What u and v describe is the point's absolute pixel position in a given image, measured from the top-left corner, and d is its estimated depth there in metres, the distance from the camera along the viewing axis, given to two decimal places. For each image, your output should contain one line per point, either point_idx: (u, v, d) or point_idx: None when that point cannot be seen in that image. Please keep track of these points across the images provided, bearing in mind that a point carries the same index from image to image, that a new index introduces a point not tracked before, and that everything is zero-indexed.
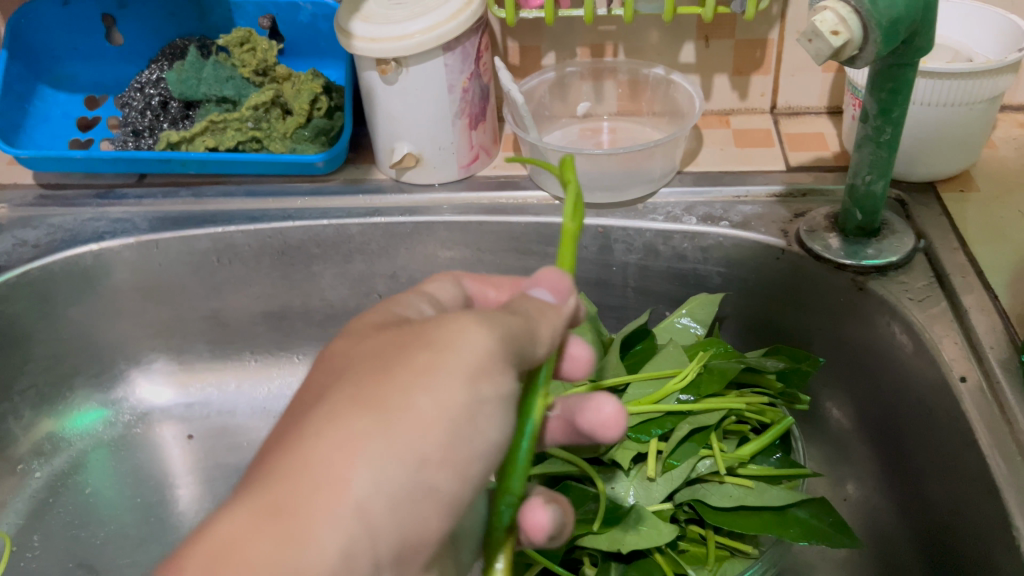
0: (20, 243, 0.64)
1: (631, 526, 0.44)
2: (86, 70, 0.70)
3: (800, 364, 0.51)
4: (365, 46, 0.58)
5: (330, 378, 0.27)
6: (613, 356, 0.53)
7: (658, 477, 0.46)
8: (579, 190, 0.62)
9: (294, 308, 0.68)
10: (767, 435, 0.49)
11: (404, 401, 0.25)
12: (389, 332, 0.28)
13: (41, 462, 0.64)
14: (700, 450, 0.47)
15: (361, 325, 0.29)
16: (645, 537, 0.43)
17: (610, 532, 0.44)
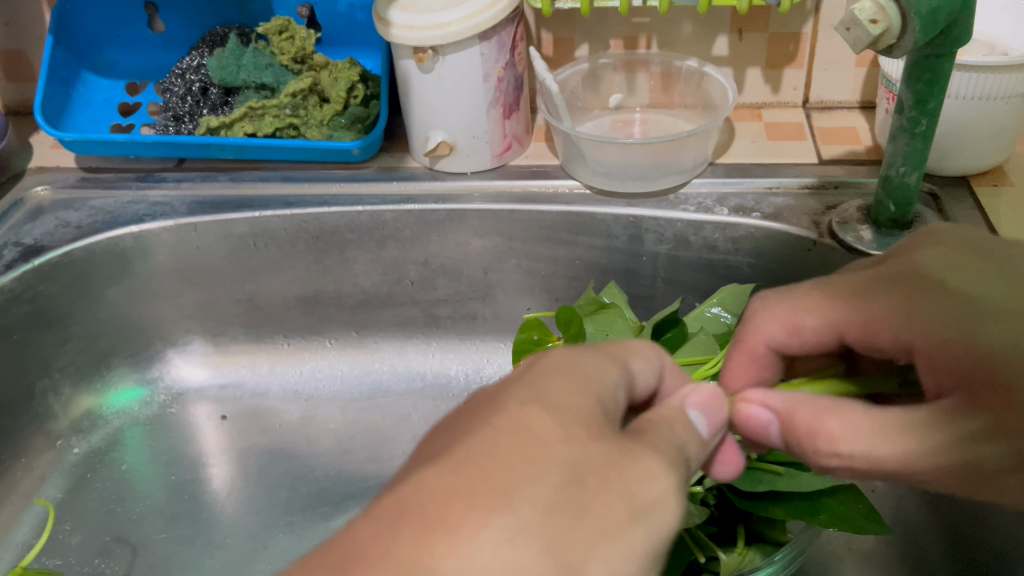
0: (62, 224, 0.66)
1: None
2: (127, 57, 0.72)
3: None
4: (403, 34, 0.59)
5: (528, 457, 0.25)
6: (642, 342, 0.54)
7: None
8: (611, 180, 0.63)
9: (327, 293, 0.69)
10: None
11: (586, 560, 0.24)
12: (598, 453, 0.26)
13: (79, 439, 0.66)
14: None
15: (572, 407, 0.28)
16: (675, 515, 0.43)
17: None
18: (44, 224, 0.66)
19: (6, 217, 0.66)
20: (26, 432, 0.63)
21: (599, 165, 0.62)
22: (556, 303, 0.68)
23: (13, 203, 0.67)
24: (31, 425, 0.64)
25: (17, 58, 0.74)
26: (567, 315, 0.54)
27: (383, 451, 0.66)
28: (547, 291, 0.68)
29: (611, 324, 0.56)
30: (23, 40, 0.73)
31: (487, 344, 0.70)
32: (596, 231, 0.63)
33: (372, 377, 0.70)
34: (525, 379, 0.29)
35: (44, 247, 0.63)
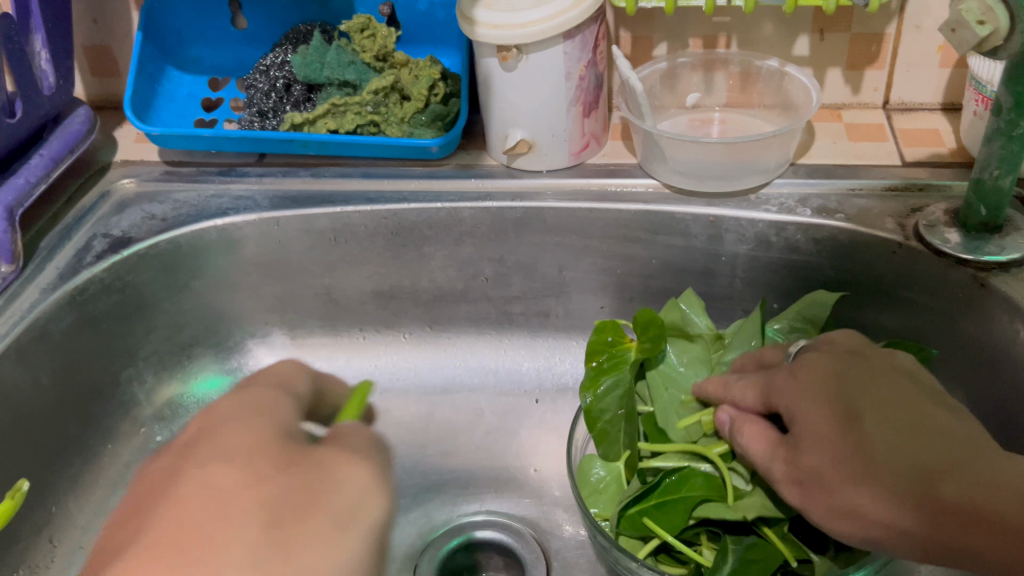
0: (148, 216, 0.67)
1: (755, 498, 0.46)
2: (211, 53, 0.73)
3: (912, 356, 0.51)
4: (490, 33, 0.59)
5: (209, 509, 0.35)
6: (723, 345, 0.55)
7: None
8: (691, 179, 0.63)
9: (403, 288, 0.70)
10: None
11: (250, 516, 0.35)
12: (288, 480, 0.37)
13: (162, 427, 0.67)
14: None
15: (235, 444, 0.39)
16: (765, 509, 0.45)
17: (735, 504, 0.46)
18: (130, 216, 0.67)
19: (93, 208, 0.68)
20: (113, 419, 0.65)
21: (679, 164, 0.62)
22: (630, 302, 0.68)
23: (100, 195, 0.69)
24: (117, 412, 0.65)
25: (103, 53, 0.75)
26: (644, 319, 0.55)
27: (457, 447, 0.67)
28: (622, 289, 0.68)
29: (687, 329, 0.57)
30: (110, 36, 0.74)
31: (560, 341, 0.71)
32: (674, 231, 0.64)
33: (446, 371, 0.71)
34: (199, 443, 0.40)
35: (133, 239, 0.65)
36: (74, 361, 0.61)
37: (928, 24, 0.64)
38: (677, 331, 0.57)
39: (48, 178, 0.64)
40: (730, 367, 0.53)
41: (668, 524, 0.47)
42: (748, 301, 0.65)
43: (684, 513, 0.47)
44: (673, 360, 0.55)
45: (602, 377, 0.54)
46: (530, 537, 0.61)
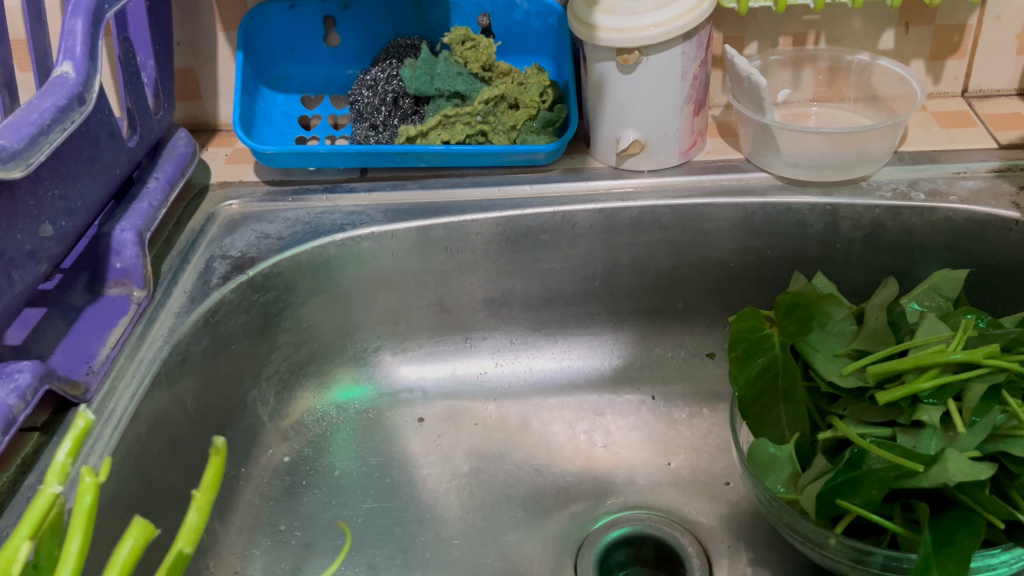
0: (263, 236, 0.67)
1: (949, 464, 0.47)
2: (303, 72, 0.73)
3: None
4: (613, 37, 0.61)
5: None
6: (874, 327, 0.55)
7: (965, 430, 0.49)
8: (805, 170, 0.65)
9: (515, 294, 0.70)
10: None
11: None
12: None
13: (289, 447, 0.67)
14: (995, 405, 0.49)
15: None
16: (967, 473, 0.46)
17: (929, 472, 0.47)
18: (243, 236, 0.67)
19: (204, 231, 0.67)
20: (244, 442, 0.64)
21: (792, 157, 0.65)
22: (742, 294, 0.70)
23: (206, 217, 0.68)
24: (246, 434, 0.65)
25: (188, 76, 0.75)
26: (788, 303, 0.56)
27: (588, 452, 0.67)
28: (734, 282, 0.69)
29: (831, 315, 0.57)
30: (196, 58, 0.74)
31: (668, 338, 0.72)
32: (790, 222, 0.66)
33: (558, 374, 0.72)
34: None
35: (255, 258, 0.64)
36: (210, 383, 0.61)
37: (1009, 13, 0.68)
38: (821, 317, 0.57)
39: (166, 202, 0.63)
40: (882, 343, 0.54)
41: (861, 501, 0.48)
42: (859, 286, 0.67)
43: (880, 488, 0.47)
44: (820, 343, 0.56)
45: (755, 359, 0.56)
46: (680, 525, 0.62)
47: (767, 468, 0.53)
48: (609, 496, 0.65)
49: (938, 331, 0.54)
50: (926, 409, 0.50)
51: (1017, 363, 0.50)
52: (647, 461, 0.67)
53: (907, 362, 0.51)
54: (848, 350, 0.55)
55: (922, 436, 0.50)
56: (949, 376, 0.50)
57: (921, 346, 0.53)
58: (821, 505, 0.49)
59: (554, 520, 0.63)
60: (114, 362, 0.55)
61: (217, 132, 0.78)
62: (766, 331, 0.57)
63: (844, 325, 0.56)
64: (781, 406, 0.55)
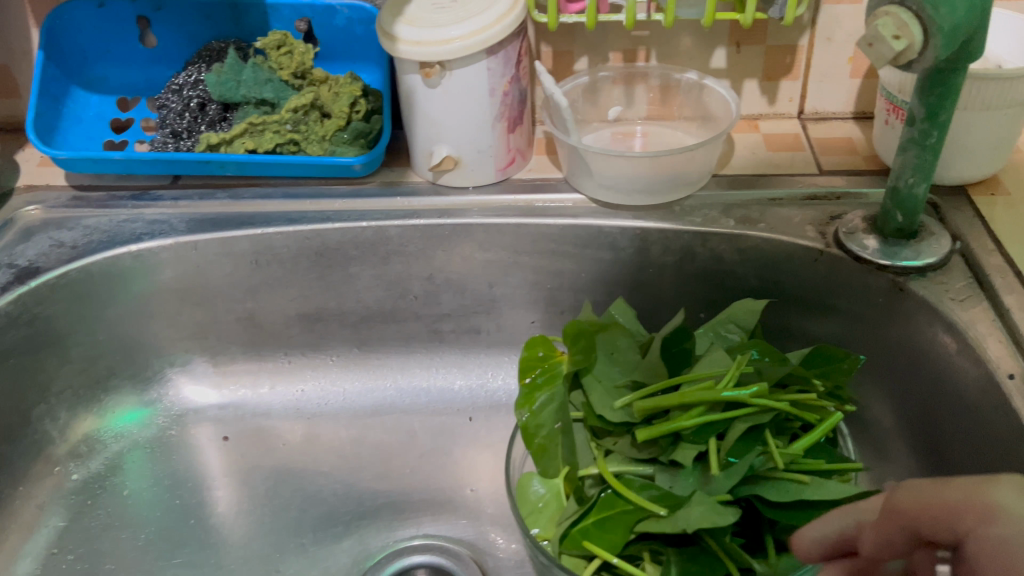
0: (56, 244, 0.64)
1: (691, 509, 0.45)
2: (118, 73, 0.70)
3: (840, 363, 0.52)
4: (411, 49, 0.59)
5: None
6: (652, 357, 0.52)
7: (720, 473, 0.47)
8: (617, 194, 0.63)
9: (329, 310, 0.68)
10: (815, 433, 0.49)
11: None
12: None
13: (78, 465, 0.64)
14: (755, 446, 0.48)
15: None
16: (709, 522, 0.44)
17: (672, 516, 0.45)
18: (37, 244, 0.64)
19: None
20: (25, 460, 0.62)
21: (604, 178, 0.63)
22: (562, 315, 0.68)
23: (3, 223, 0.66)
24: (28, 452, 0.62)
25: (3, 73, 0.72)
26: (576, 330, 0.53)
27: (393, 474, 0.65)
28: (553, 303, 0.67)
29: (616, 343, 0.53)
30: (10, 55, 0.71)
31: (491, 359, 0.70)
32: (600, 244, 0.64)
33: (377, 394, 0.70)
34: None
35: (40, 268, 0.62)
36: None
37: (839, 36, 0.67)
38: (606, 345, 0.54)
39: None
40: (658, 377, 0.51)
41: (607, 544, 0.46)
42: (676, 312, 0.66)
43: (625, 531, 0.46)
44: (602, 374, 0.53)
45: (535, 393, 0.53)
46: (469, 557, 0.60)
47: (535, 506, 0.51)
48: (404, 522, 0.62)
49: (717, 364, 0.51)
50: (684, 449, 0.48)
51: (782, 404, 0.48)
52: (448, 488, 0.64)
53: (672, 399, 0.49)
54: (626, 381, 0.53)
55: (679, 476, 0.48)
56: (713, 415, 0.48)
57: (694, 380, 0.50)
58: (569, 546, 0.47)
59: (343, 545, 0.60)
60: None
61: None
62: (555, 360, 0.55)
63: (629, 354, 0.53)
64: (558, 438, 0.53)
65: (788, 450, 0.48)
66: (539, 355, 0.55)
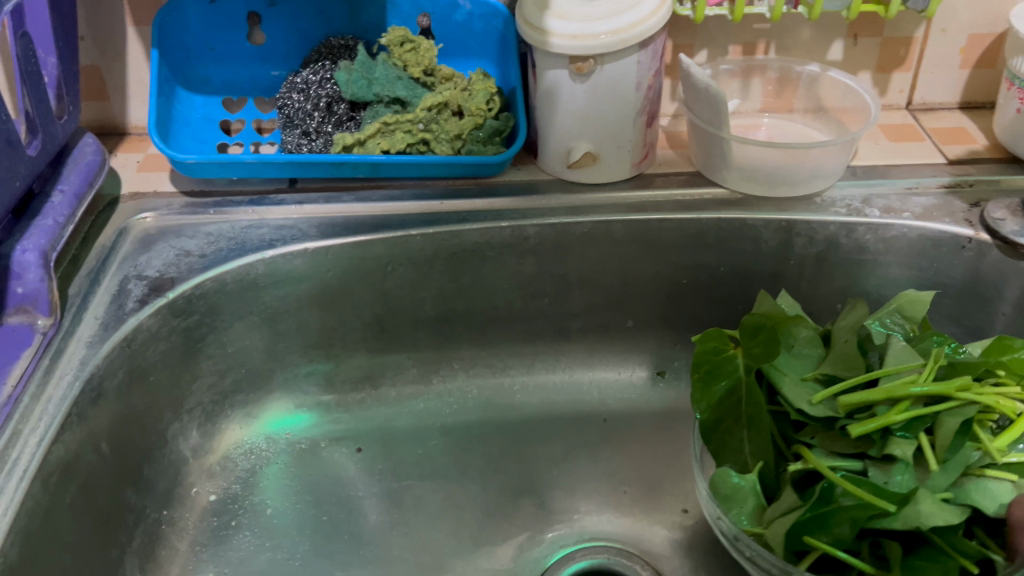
0: (182, 253, 0.61)
1: (922, 506, 0.43)
2: (222, 73, 0.67)
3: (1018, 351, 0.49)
4: (567, 43, 0.57)
5: None
6: (845, 348, 0.51)
7: (938, 468, 0.45)
8: (759, 185, 0.63)
9: (459, 313, 0.66)
10: (1020, 426, 0.46)
11: None
12: None
13: (214, 485, 0.61)
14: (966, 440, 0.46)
15: None
16: (941, 518, 0.43)
17: (901, 513, 0.43)
18: (161, 254, 0.61)
19: (115, 248, 0.61)
20: (165, 482, 0.58)
21: (747, 171, 0.63)
22: (695, 310, 0.68)
23: (118, 233, 0.62)
24: (167, 474, 0.59)
25: (93, 75, 0.68)
26: (755, 323, 0.51)
27: (540, 479, 0.64)
28: (688, 298, 0.67)
29: (796, 337, 0.52)
30: (103, 55, 0.67)
31: (618, 356, 0.70)
32: (743, 237, 0.63)
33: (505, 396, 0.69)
34: None
35: (175, 279, 0.58)
36: (127, 422, 0.55)
37: (954, 28, 0.67)
38: (786, 339, 0.52)
39: (74, 218, 0.57)
40: (853, 367, 0.50)
41: (833, 540, 0.45)
42: (812, 302, 0.66)
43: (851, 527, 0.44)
44: (787, 366, 0.51)
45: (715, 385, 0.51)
46: (640, 557, 0.59)
47: (728, 501, 0.49)
48: (562, 526, 0.61)
49: (906, 359, 0.49)
50: (897, 443, 0.46)
51: (989, 398, 0.46)
52: (597, 490, 0.63)
53: (879, 393, 0.47)
54: (817, 373, 0.51)
55: (893, 472, 0.46)
56: (921, 409, 0.46)
57: (890, 374, 0.48)
58: (788, 542, 0.46)
59: (506, 553, 0.59)
60: (17, 403, 0.49)
61: (127, 135, 0.71)
62: (730, 353, 0.52)
63: (811, 349, 0.52)
64: (746, 434, 0.50)
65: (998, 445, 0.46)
66: (712, 348, 0.52)
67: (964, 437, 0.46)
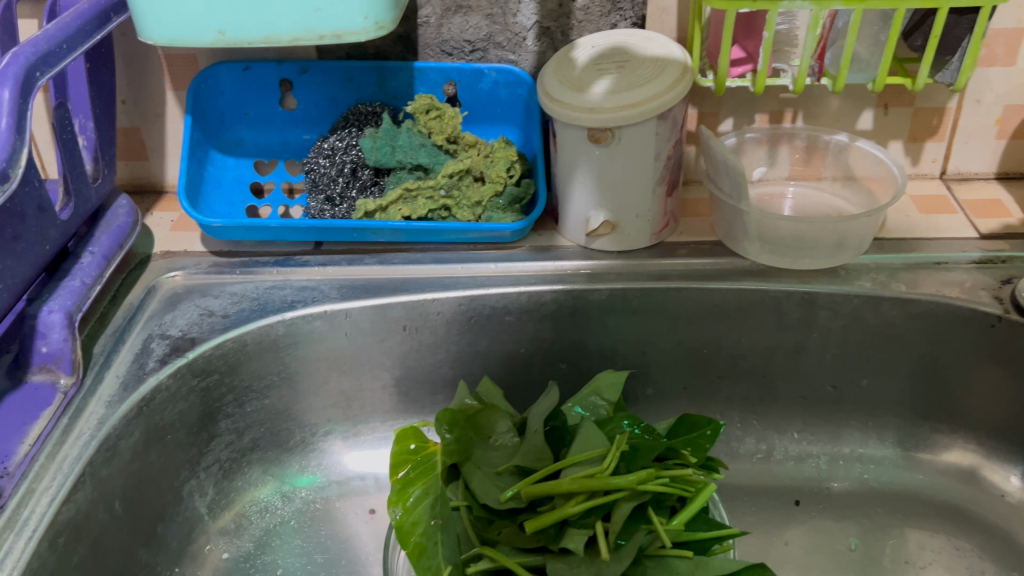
0: (206, 313, 0.62)
1: None
2: (256, 135, 0.70)
3: (703, 429, 0.54)
4: (584, 116, 0.57)
5: None
6: (534, 439, 0.52)
7: (609, 556, 0.46)
8: (781, 257, 0.62)
9: (476, 376, 0.66)
10: (693, 506, 0.50)
11: None
12: None
13: (228, 542, 0.62)
14: (640, 525, 0.47)
15: None
16: None
17: None
18: (185, 313, 0.62)
19: (142, 307, 0.63)
20: (178, 539, 0.59)
21: (768, 242, 0.62)
22: (717, 380, 0.66)
23: (146, 291, 0.64)
24: (181, 530, 0.60)
25: (134, 136, 0.71)
26: (451, 418, 0.53)
27: None
28: (708, 369, 0.66)
29: (493, 426, 0.54)
30: (143, 118, 0.70)
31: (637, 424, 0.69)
32: (764, 309, 0.63)
33: None
34: None
35: (196, 339, 0.60)
36: (142, 480, 0.56)
37: (988, 98, 0.66)
38: (482, 429, 0.54)
39: (102, 277, 0.59)
40: (541, 459, 0.51)
41: None
42: (835, 376, 0.65)
43: None
44: (482, 460, 0.52)
45: (409, 488, 0.52)
46: None
47: None
48: None
49: (594, 444, 0.51)
50: (573, 534, 0.47)
51: (669, 477, 0.50)
52: None
53: (559, 486, 0.47)
54: (507, 465, 0.51)
55: (571, 564, 0.47)
56: (598, 497, 0.47)
57: (577, 463, 0.49)
58: None
59: None
60: (33, 461, 0.50)
61: (164, 194, 0.74)
62: (428, 449, 0.55)
63: (505, 438, 0.53)
64: (439, 536, 0.50)
65: (670, 526, 0.48)
66: (411, 448, 0.55)
67: (637, 521, 0.48)
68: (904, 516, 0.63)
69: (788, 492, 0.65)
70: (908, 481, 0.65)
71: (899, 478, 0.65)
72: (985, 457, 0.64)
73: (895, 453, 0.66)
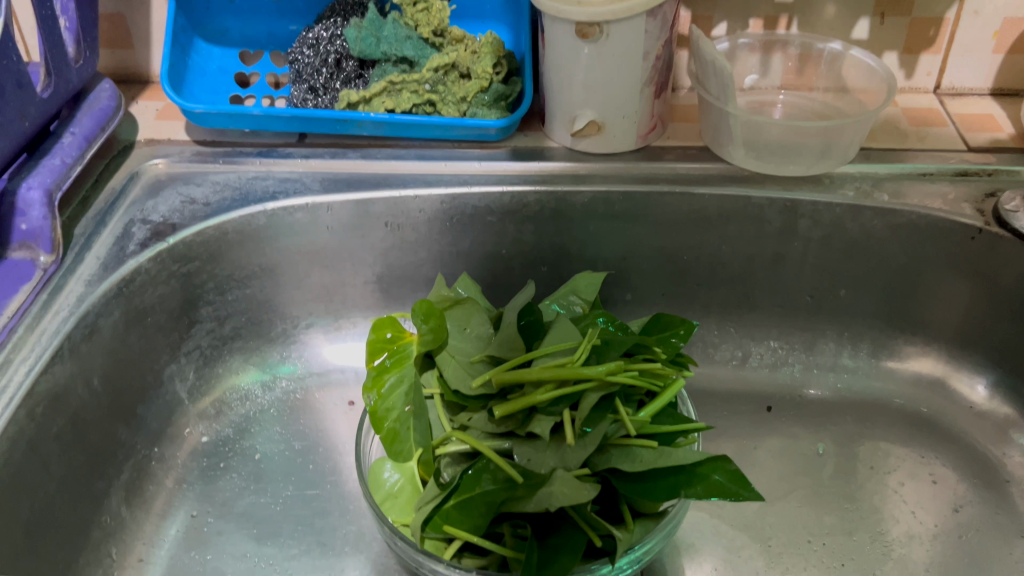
0: (188, 200, 0.62)
1: (553, 488, 0.44)
2: (240, 24, 0.68)
3: (676, 328, 0.55)
4: (572, 10, 0.56)
5: None
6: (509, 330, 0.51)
7: (573, 443, 0.46)
8: (767, 163, 0.62)
9: (457, 274, 0.67)
10: (659, 401, 0.50)
11: None
12: None
13: (208, 426, 0.63)
14: (608, 415, 0.48)
15: None
16: (570, 496, 0.44)
17: (534, 495, 0.45)
18: (167, 200, 0.62)
19: (125, 191, 0.63)
20: (157, 421, 0.60)
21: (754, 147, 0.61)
22: (697, 287, 0.67)
23: (129, 177, 0.64)
24: (161, 413, 0.61)
25: (118, 22, 0.69)
26: (426, 308, 0.53)
27: None
28: (688, 276, 0.66)
29: (468, 319, 0.54)
30: (127, 3, 0.68)
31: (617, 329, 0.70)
32: (746, 216, 0.62)
33: None
34: None
35: (177, 224, 0.60)
36: (122, 360, 0.57)
37: (987, 9, 0.65)
38: (457, 321, 0.54)
39: (83, 159, 0.59)
40: (515, 349, 0.51)
41: (469, 525, 0.46)
42: (815, 285, 0.65)
43: (486, 511, 0.45)
44: (457, 350, 0.53)
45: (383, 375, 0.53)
46: None
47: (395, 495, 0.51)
48: None
49: (567, 337, 0.51)
50: (539, 420, 0.47)
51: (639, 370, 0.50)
52: None
53: (527, 374, 0.48)
54: (481, 354, 0.52)
55: (536, 449, 0.47)
56: (568, 387, 0.47)
57: (548, 354, 0.50)
58: (431, 528, 0.47)
59: None
60: (12, 332, 0.51)
61: (149, 84, 0.73)
62: (404, 338, 0.55)
63: (481, 329, 0.53)
64: (411, 422, 0.51)
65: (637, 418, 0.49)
66: (388, 336, 0.55)
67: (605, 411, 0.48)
68: (873, 425, 0.64)
69: (760, 398, 0.66)
70: (879, 392, 0.65)
71: (871, 389, 0.66)
72: (955, 369, 0.64)
73: (870, 365, 0.67)
